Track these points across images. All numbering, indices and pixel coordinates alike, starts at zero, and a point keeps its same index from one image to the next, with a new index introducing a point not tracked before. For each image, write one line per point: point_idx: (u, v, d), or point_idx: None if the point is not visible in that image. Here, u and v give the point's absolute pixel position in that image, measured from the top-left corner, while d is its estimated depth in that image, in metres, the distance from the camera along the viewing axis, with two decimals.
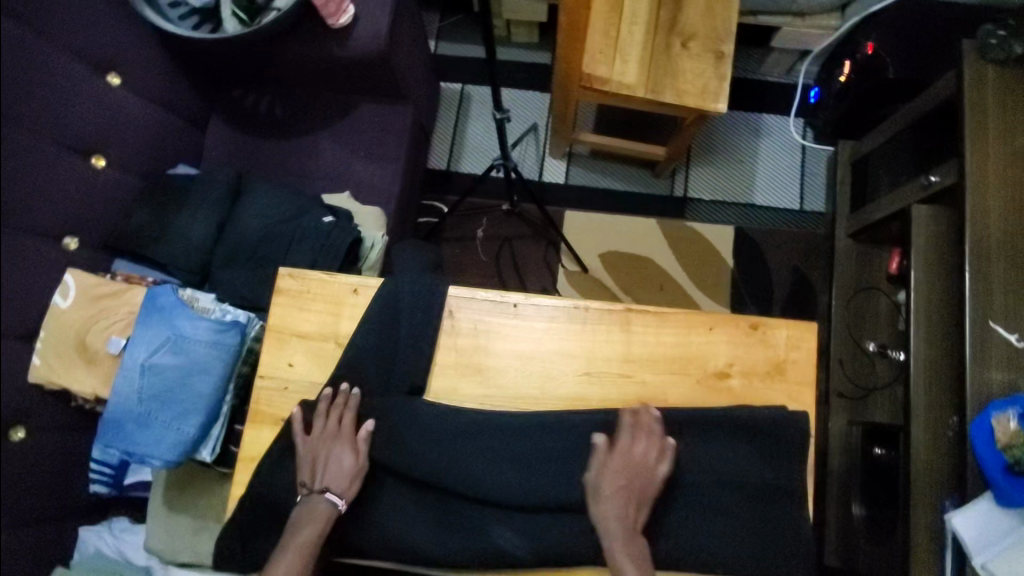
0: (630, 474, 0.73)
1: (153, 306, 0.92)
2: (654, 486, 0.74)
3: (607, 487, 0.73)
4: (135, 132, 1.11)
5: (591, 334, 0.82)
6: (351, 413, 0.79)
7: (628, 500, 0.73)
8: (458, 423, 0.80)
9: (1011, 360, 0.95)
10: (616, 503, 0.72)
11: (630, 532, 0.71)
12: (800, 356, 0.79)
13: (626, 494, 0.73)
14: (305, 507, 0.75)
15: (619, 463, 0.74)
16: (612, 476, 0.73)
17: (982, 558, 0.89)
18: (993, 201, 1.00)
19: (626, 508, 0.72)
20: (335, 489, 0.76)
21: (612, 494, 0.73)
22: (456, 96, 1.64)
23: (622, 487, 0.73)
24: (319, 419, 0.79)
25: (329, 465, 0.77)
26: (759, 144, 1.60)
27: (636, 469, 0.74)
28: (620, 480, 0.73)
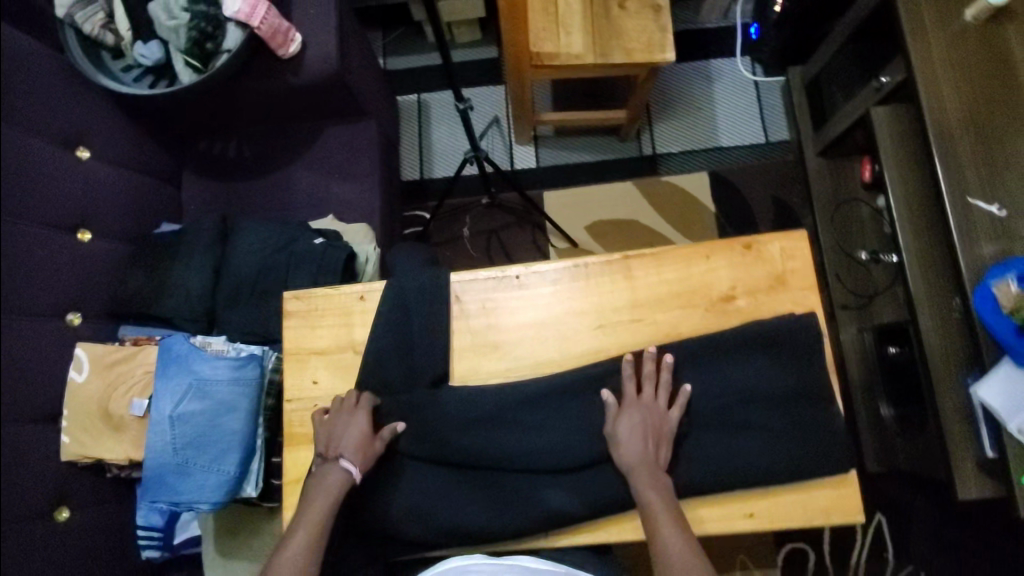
0: (647, 418, 0.76)
1: (170, 357, 0.93)
2: (669, 429, 0.77)
3: (624, 434, 0.75)
4: (113, 200, 1.13)
5: (597, 288, 0.84)
6: (371, 399, 0.81)
7: (647, 441, 0.75)
8: (488, 400, 0.81)
9: (996, 230, 0.98)
10: (636, 445, 0.75)
11: (652, 470, 0.74)
12: (797, 264, 0.82)
13: (644, 435, 0.75)
14: (320, 475, 0.76)
15: (637, 412, 0.76)
16: (630, 418, 0.76)
17: (1016, 422, 0.91)
18: (945, 86, 1.04)
19: (647, 448, 0.75)
20: (348, 456, 0.76)
21: (630, 437, 0.75)
22: (414, 105, 1.67)
23: (642, 430, 0.75)
24: (338, 401, 0.81)
25: (343, 435, 0.78)
26: (712, 89, 1.64)
27: (650, 412, 0.77)
28: (636, 424, 0.76)
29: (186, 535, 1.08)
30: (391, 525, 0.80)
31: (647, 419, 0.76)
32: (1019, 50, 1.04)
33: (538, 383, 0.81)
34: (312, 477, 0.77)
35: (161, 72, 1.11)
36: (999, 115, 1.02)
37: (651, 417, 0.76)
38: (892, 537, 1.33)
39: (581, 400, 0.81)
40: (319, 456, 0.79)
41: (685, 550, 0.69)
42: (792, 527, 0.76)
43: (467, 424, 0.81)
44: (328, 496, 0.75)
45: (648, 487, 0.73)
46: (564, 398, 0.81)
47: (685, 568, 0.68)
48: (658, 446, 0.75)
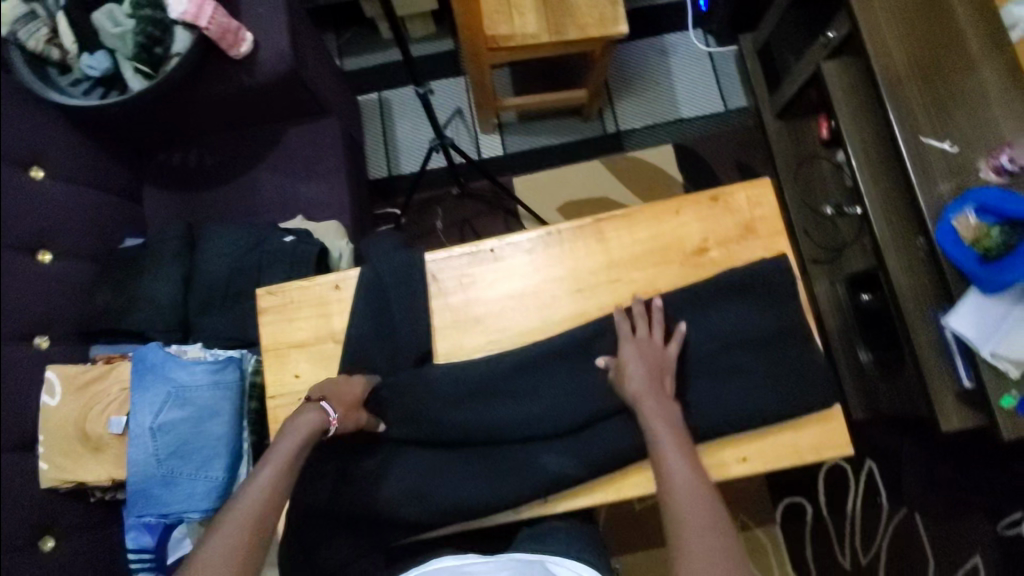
0: (647, 354, 0.76)
1: (144, 366, 0.90)
2: (669, 363, 0.77)
3: (630, 368, 0.75)
4: (72, 219, 1.09)
5: (572, 253, 0.84)
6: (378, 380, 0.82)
7: (651, 372, 0.75)
8: (473, 374, 0.81)
9: (950, 166, 1.01)
10: (641, 377, 0.74)
11: (660, 399, 0.74)
12: (764, 211, 0.83)
13: (647, 367, 0.75)
14: (296, 412, 0.72)
15: (638, 346, 0.77)
16: (631, 348, 0.76)
17: (989, 348, 0.93)
18: (888, 33, 1.07)
19: (651, 379, 0.75)
20: (331, 401, 0.73)
21: (634, 367, 0.75)
22: (375, 103, 1.66)
23: (644, 365, 0.75)
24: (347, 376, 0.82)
25: (335, 385, 0.76)
26: (669, 62, 1.66)
27: (650, 345, 0.77)
28: (637, 357, 0.76)
29: (178, 555, 1.04)
30: (388, 511, 0.78)
31: (649, 353, 0.77)
32: None
33: (523, 352, 0.81)
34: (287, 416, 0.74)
35: (110, 83, 1.08)
36: (942, 56, 1.06)
37: (651, 350, 0.77)
38: (884, 481, 1.36)
39: (567, 365, 0.81)
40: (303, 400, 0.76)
41: (690, 475, 0.68)
42: (784, 467, 0.77)
43: (457, 401, 0.80)
44: (297, 423, 0.70)
45: (656, 416, 0.72)
46: (550, 365, 0.81)
47: (689, 488, 0.67)
48: (661, 380, 0.75)
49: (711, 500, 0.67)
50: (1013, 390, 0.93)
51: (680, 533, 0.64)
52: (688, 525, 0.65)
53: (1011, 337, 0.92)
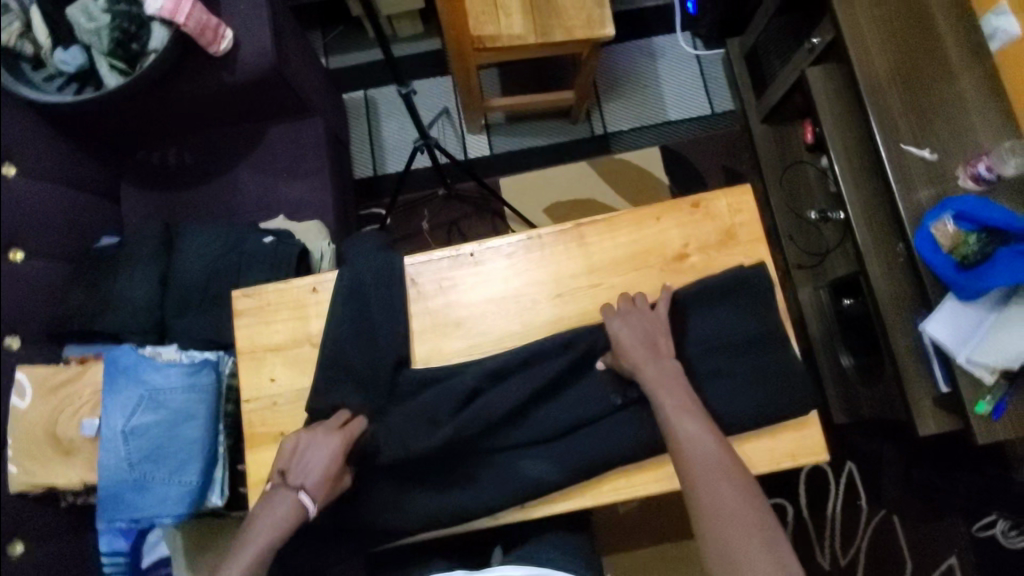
0: (639, 321, 0.77)
1: (116, 369, 0.89)
2: (662, 323, 0.77)
3: (624, 338, 0.75)
4: (44, 216, 1.07)
5: (553, 258, 0.84)
6: (361, 426, 0.77)
7: (645, 341, 0.75)
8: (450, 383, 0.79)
9: (931, 173, 1.02)
10: (637, 348, 0.75)
11: (657, 366, 0.74)
12: (744, 217, 0.83)
13: (641, 336, 0.76)
14: (273, 501, 0.69)
15: (632, 313, 0.77)
16: (623, 320, 0.77)
17: (965, 354, 0.94)
18: (871, 41, 1.08)
19: (647, 347, 0.75)
20: (311, 492, 0.69)
21: (629, 338, 0.75)
22: (361, 102, 1.65)
23: (638, 332, 0.76)
24: (325, 419, 0.76)
25: (314, 464, 0.71)
26: (656, 65, 1.66)
27: (642, 314, 0.77)
28: (628, 329, 0.76)
29: (154, 556, 1.04)
30: (364, 516, 0.78)
31: (644, 322, 0.77)
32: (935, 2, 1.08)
33: (503, 356, 0.80)
34: (261, 502, 0.69)
35: (85, 79, 1.07)
36: (923, 64, 1.06)
37: (643, 318, 0.77)
38: (864, 483, 1.37)
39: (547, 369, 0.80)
40: (276, 474, 0.71)
41: (701, 434, 0.69)
42: (761, 472, 0.77)
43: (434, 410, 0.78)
44: (278, 526, 0.66)
45: (655, 383, 0.73)
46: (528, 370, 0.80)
47: (699, 448, 0.68)
48: (655, 347, 0.75)
49: (722, 459, 0.68)
50: (987, 395, 0.94)
51: (696, 494, 0.66)
52: (701, 484, 0.66)
53: (986, 343, 0.93)
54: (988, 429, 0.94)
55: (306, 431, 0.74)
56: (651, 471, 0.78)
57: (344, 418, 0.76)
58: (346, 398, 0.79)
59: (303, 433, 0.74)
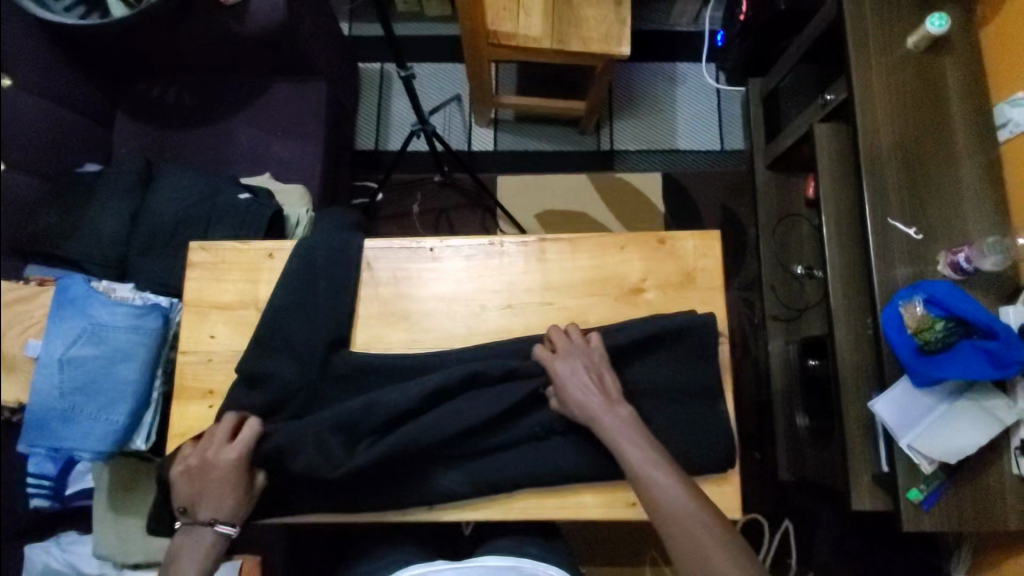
0: (584, 362, 0.75)
1: (65, 298, 0.90)
2: (601, 355, 0.76)
3: (572, 383, 0.74)
4: (28, 130, 1.07)
5: (510, 268, 0.83)
6: (254, 435, 0.74)
7: (594, 382, 0.74)
8: (390, 396, 0.76)
9: (912, 252, 1.01)
10: (587, 399, 0.73)
11: (610, 410, 0.73)
12: (708, 263, 0.82)
13: (588, 374, 0.74)
14: (192, 536, 0.73)
15: (575, 350, 0.76)
16: (569, 363, 0.75)
17: (907, 440, 0.93)
18: (880, 109, 1.06)
19: (597, 395, 0.73)
20: (225, 522, 0.73)
21: (577, 386, 0.74)
22: (376, 74, 1.64)
23: (585, 376, 0.74)
24: (209, 443, 0.73)
25: (218, 498, 0.73)
26: (675, 91, 1.65)
27: (585, 354, 0.76)
28: (574, 372, 0.74)
29: (80, 486, 1.09)
30: (274, 488, 0.78)
31: (588, 359, 0.75)
32: (952, 81, 1.07)
33: (446, 371, 0.77)
34: (179, 538, 0.73)
35: (95, 5, 1.11)
36: (927, 141, 1.05)
37: (586, 357, 0.75)
38: (797, 542, 1.39)
39: (483, 397, 0.77)
40: (183, 511, 0.73)
41: (674, 489, 0.68)
42: None
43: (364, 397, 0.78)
44: (203, 561, 0.72)
45: (612, 428, 0.72)
46: (464, 393, 0.78)
47: (676, 505, 0.67)
48: (604, 386, 0.74)
49: (703, 516, 0.66)
50: (922, 484, 0.94)
51: (684, 548, 0.65)
52: (688, 546, 0.65)
53: (928, 433, 0.92)
54: (916, 516, 0.94)
55: (196, 465, 0.73)
56: (562, 495, 0.79)
57: (232, 432, 0.74)
58: (278, 369, 0.79)
59: (193, 466, 0.72)
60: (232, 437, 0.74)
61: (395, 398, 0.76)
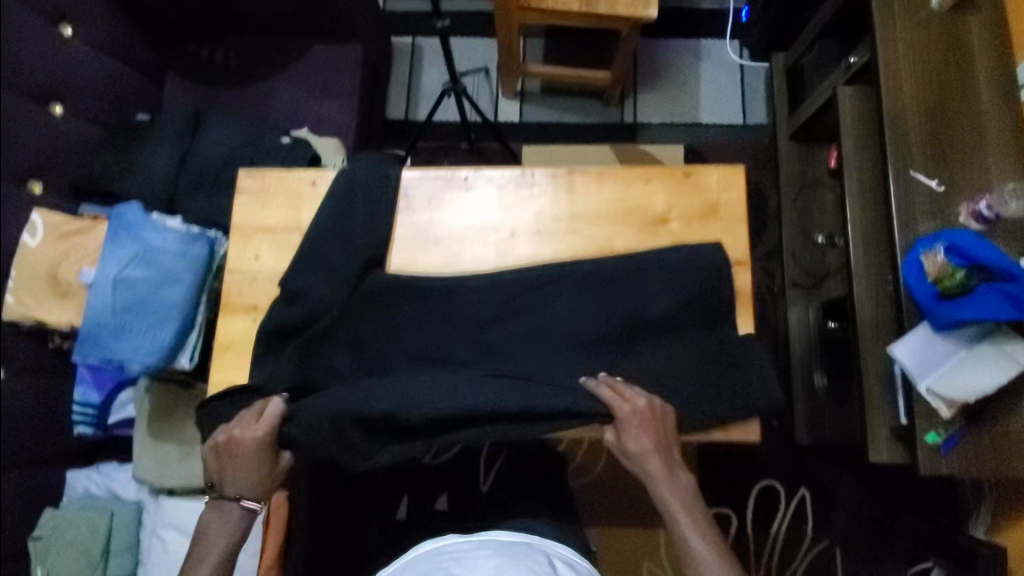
0: (650, 423, 0.77)
1: (120, 224, 0.95)
2: (664, 417, 0.78)
3: (633, 443, 0.76)
4: (87, 81, 1.16)
5: (541, 196, 0.87)
6: (277, 415, 0.78)
7: (655, 438, 0.77)
8: (417, 393, 0.78)
9: (934, 204, 1.03)
10: (648, 456, 0.76)
11: (668, 471, 0.77)
12: (731, 196, 0.85)
13: (650, 434, 0.77)
14: (219, 510, 0.78)
15: (641, 413, 0.77)
16: (635, 424, 0.77)
17: (925, 384, 0.95)
18: (904, 65, 1.08)
19: (656, 454, 0.77)
20: (250, 499, 0.77)
21: (639, 444, 0.77)
22: (408, 47, 1.70)
23: (649, 436, 0.77)
24: (237, 422, 0.77)
25: (244, 476, 0.77)
26: (699, 65, 1.68)
27: (651, 416, 0.77)
28: (638, 426, 0.77)
29: (121, 416, 1.15)
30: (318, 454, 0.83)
31: (652, 423, 0.77)
32: (976, 40, 1.08)
33: (464, 383, 0.79)
34: (208, 513, 0.78)
35: None
36: (951, 97, 1.06)
37: (651, 419, 0.77)
38: (813, 508, 1.40)
39: (509, 427, 0.78)
40: (212, 487, 0.78)
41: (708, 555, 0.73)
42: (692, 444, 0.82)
43: (388, 382, 0.80)
44: (231, 531, 0.77)
45: (666, 488, 0.76)
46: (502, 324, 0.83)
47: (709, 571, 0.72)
48: (667, 448, 0.77)
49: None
50: (940, 428, 0.95)
51: None
52: None
53: (948, 376, 0.93)
54: (934, 460, 0.95)
55: (225, 443, 0.77)
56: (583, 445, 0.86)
57: (259, 411, 0.78)
58: (317, 284, 0.83)
59: (220, 445, 0.77)
60: (259, 414, 0.78)
61: (424, 403, 0.77)
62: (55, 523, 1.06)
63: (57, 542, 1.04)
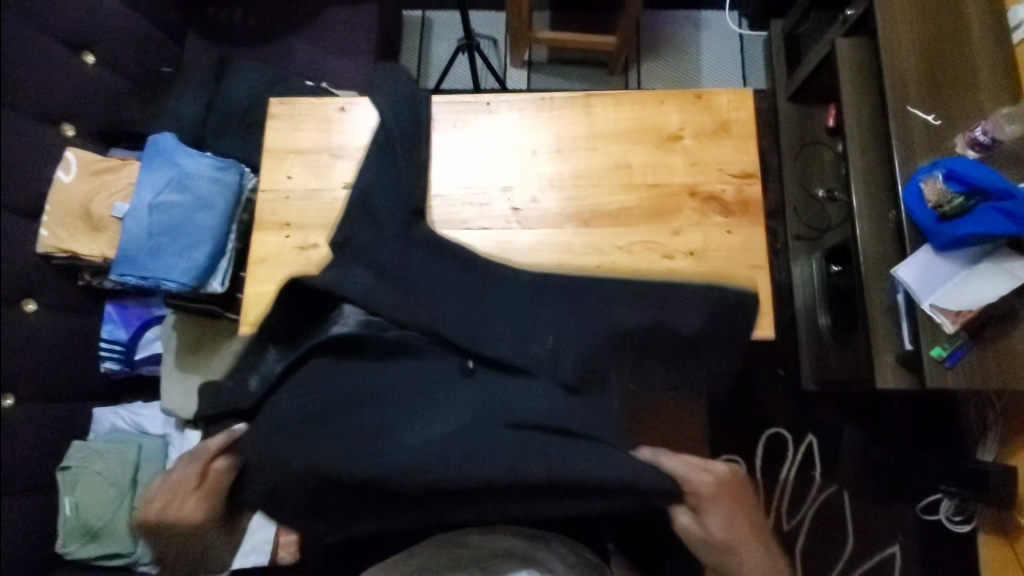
0: (728, 496, 0.69)
1: (156, 153, 1.00)
2: (739, 485, 0.70)
3: (712, 524, 0.68)
4: (118, 34, 1.21)
5: (559, 118, 0.93)
6: (227, 475, 0.71)
7: (736, 510, 0.69)
8: (417, 447, 0.62)
9: (931, 135, 1.08)
10: (731, 534, 0.68)
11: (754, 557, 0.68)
12: (740, 115, 0.91)
13: (730, 507, 0.69)
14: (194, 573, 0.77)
15: (718, 488, 0.68)
16: (714, 501, 0.68)
17: (929, 301, 0.99)
18: (900, 8, 1.14)
19: (739, 530, 0.69)
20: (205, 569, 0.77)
21: (720, 523, 0.68)
22: (418, 21, 1.76)
23: (729, 512, 0.69)
24: (180, 490, 0.70)
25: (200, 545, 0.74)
26: (699, 35, 1.74)
27: (726, 487, 0.69)
28: (718, 499, 0.68)
29: (146, 352, 1.18)
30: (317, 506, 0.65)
31: (730, 495, 0.69)
32: None
33: (477, 440, 0.62)
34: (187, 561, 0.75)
35: None
36: (945, 38, 1.12)
37: (729, 491, 0.69)
38: (821, 458, 1.41)
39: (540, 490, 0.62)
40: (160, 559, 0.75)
41: None
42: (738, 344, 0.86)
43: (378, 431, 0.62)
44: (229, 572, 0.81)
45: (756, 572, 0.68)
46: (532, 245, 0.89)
47: None
48: (752, 527, 0.69)
49: None
50: (945, 343, 0.99)
51: None
52: None
53: (950, 293, 0.98)
54: (940, 374, 0.99)
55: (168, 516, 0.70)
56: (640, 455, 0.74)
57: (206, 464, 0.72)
58: None
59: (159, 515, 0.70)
60: (204, 475, 0.71)
61: (419, 468, 0.60)
62: (85, 454, 1.09)
63: (87, 472, 1.07)
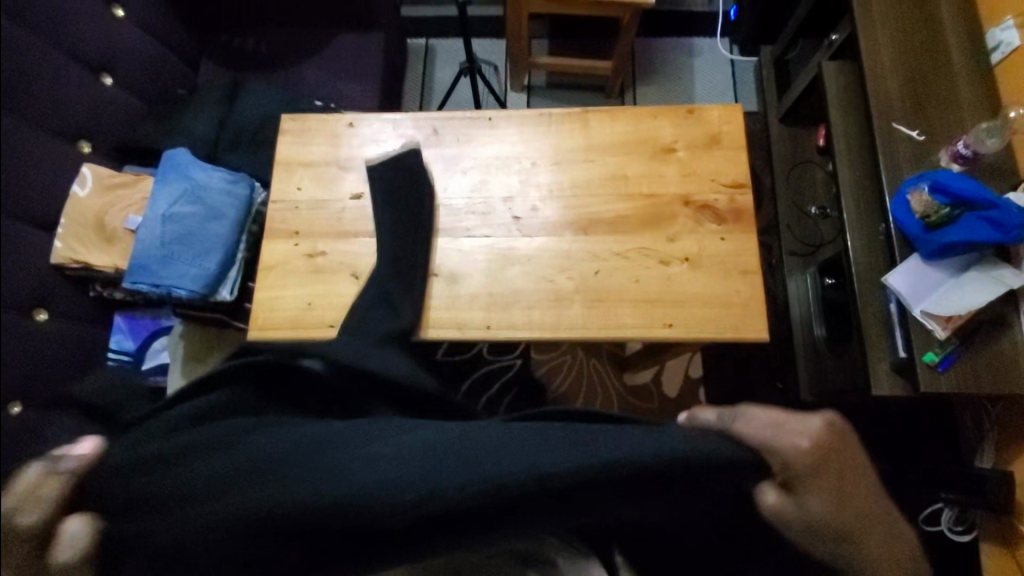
0: (827, 462, 0.47)
1: (171, 167, 1.04)
2: (840, 445, 0.48)
3: (812, 504, 0.46)
4: (136, 58, 1.26)
5: (557, 133, 0.97)
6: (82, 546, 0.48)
7: (840, 480, 0.47)
8: (385, 442, 0.46)
9: (915, 150, 1.13)
10: (844, 517, 0.46)
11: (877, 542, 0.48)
12: (730, 128, 0.95)
13: (834, 480, 0.47)
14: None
15: (804, 453, 0.47)
16: (804, 475, 0.47)
17: (919, 306, 1.02)
18: (881, 32, 1.20)
19: (853, 511, 0.47)
20: None
21: (823, 505, 0.46)
22: (422, 49, 1.83)
23: (833, 488, 0.47)
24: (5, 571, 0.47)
25: None
26: (692, 62, 1.82)
27: (821, 452, 0.47)
28: (809, 470, 0.46)
29: (153, 362, 1.19)
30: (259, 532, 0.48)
31: (829, 461, 0.47)
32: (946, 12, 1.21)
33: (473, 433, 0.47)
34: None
35: None
36: (925, 59, 1.18)
37: (826, 456, 0.47)
38: None
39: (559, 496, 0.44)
40: None
41: None
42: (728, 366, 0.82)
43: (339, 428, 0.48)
44: None
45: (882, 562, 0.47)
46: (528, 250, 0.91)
47: None
48: (867, 502, 0.48)
49: None
50: (937, 348, 1.01)
51: None
52: None
53: (940, 298, 1.01)
54: (933, 378, 1.00)
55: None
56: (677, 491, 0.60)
57: (42, 538, 0.48)
58: None
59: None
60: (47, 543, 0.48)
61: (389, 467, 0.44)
62: None
63: None
